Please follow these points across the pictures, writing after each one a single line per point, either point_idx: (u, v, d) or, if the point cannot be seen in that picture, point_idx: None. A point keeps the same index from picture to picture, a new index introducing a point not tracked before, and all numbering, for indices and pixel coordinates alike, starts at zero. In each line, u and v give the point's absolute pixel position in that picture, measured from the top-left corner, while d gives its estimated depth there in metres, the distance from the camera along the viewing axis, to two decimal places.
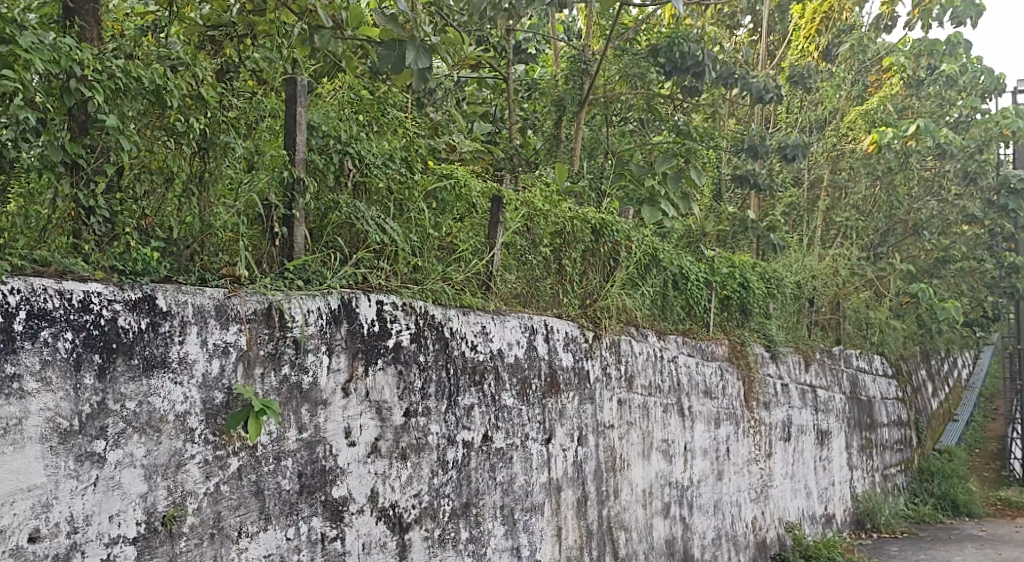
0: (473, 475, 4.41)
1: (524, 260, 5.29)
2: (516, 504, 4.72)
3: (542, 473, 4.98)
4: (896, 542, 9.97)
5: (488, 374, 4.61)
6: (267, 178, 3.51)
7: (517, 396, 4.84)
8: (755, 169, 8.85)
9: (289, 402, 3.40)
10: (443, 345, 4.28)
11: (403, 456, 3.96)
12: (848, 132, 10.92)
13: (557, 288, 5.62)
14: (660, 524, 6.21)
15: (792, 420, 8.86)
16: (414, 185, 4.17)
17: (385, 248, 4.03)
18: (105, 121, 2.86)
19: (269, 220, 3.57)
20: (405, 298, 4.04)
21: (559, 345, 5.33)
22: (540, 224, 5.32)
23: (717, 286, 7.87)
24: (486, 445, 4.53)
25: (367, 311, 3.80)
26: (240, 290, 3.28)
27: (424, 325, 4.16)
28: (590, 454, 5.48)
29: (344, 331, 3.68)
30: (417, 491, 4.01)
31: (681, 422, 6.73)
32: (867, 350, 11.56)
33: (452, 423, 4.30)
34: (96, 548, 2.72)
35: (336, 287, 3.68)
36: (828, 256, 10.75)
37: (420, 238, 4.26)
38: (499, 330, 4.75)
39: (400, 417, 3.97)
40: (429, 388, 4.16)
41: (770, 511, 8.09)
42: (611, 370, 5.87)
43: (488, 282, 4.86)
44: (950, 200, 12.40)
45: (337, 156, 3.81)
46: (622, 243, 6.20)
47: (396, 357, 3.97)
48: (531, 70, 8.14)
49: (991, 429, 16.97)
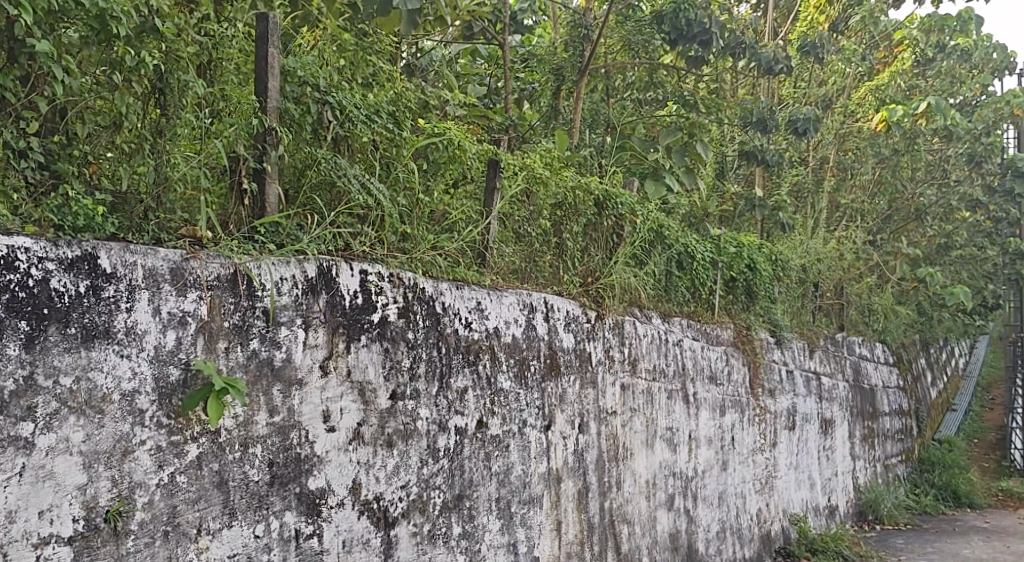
0: (466, 465, 4.01)
1: (521, 233, 4.88)
2: (514, 496, 4.33)
3: (542, 462, 4.59)
4: (901, 534, 9.64)
5: (483, 354, 4.21)
6: (234, 128, 3.07)
7: (515, 379, 4.44)
8: (762, 144, 8.36)
9: (258, 382, 2.98)
10: (434, 322, 3.87)
11: (389, 444, 3.55)
12: (857, 109, 10.42)
13: (557, 264, 5.21)
14: (663, 517, 5.83)
15: (797, 408, 8.49)
16: (404, 144, 3.75)
17: (370, 213, 3.61)
18: (34, 46, 2.45)
19: (237, 175, 3.14)
20: (391, 269, 3.63)
21: (559, 324, 4.93)
22: (540, 193, 4.91)
23: (724, 266, 7.46)
24: (481, 432, 4.14)
25: (350, 282, 3.39)
26: (200, 252, 2.85)
27: (414, 299, 3.75)
28: (591, 443, 5.08)
29: (323, 304, 3.27)
30: (405, 482, 3.61)
31: (686, 408, 6.35)
32: (869, 337, 11.22)
33: (444, 407, 3.90)
34: (23, 550, 2.32)
35: (315, 253, 3.26)
36: (833, 239, 10.35)
37: (410, 204, 3.84)
38: (496, 306, 4.36)
39: (386, 400, 3.56)
40: (419, 368, 3.76)
41: (775, 503, 7.73)
42: (614, 352, 5.48)
43: (484, 254, 4.45)
44: (955, 183, 12.02)
45: (316, 105, 3.37)
46: (627, 217, 5.79)
47: (382, 333, 3.56)
48: (527, 39, 7.66)
49: (990, 418, 16.62)
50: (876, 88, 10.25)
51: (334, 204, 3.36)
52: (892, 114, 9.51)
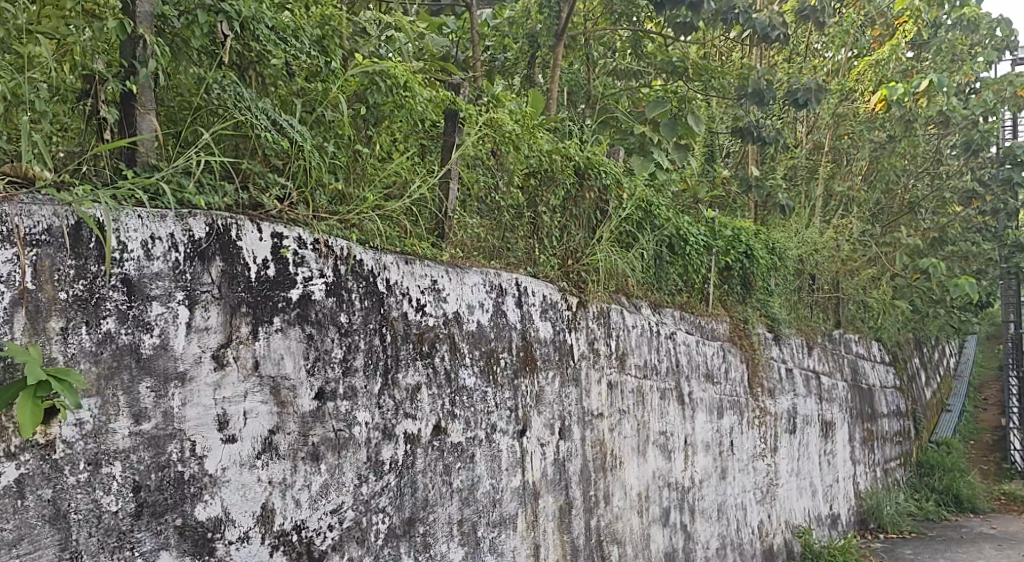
0: (420, 482, 3.22)
1: (487, 204, 4.11)
2: (481, 517, 3.56)
3: (515, 476, 3.82)
4: (907, 544, 8.92)
5: (440, 344, 3.43)
6: (89, 39, 2.35)
7: (480, 374, 3.66)
8: (757, 120, 7.54)
9: (116, 375, 2.24)
10: (376, 302, 3.09)
11: (316, 457, 2.76)
12: (855, 85, 9.75)
13: (532, 241, 4.45)
14: (658, 535, 5.05)
15: (797, 408, 7.75)
16: (332, 77, 3.00)
17: (289, 163, 2.85)
18: None
19: (92, 101, 2.37)
20: (318, 234, 2.85)
21: (534, 312, 4.18)
22: (512, 156, 4.16)
23: (718, 252, 6.68)
24: (439, 439, 3.35)
25: (256, 247, 2.60)
26: (18, 195, 2.13)
27: (347, 274, 2.96)
28: (575, 450, 4.31)
29: (217, 275, 2.48)
30: (336, 505, 2.82)
31: (681, 410, 5.58)
32: (865, 334, 10.51)
33: (390, 410, 3.10)
34: None
35: (202, 206, 2.47)
36: (828, 229, 9.56)
37: (343, 155, 3.09)
38: (456, 287, 3.59)
39: (311, 401, 2.76)
40: (356, 360, 2.96)
41: (777, 514, 6.98)
42: (599, 345, 4.71)
43: (443, 224, 3.69)
44: (948, 176, 10.82)
45: (205, 13, 2.53)
46: (613, 190, 5.02)
47: (306, 315, 2.76)
48: (499, 12, 6.79)
49: (987, 417, 15.85)
50: (876, 64, 9.58)
51: (217, 127, 2.56)
52: (891, 91, 8.81)
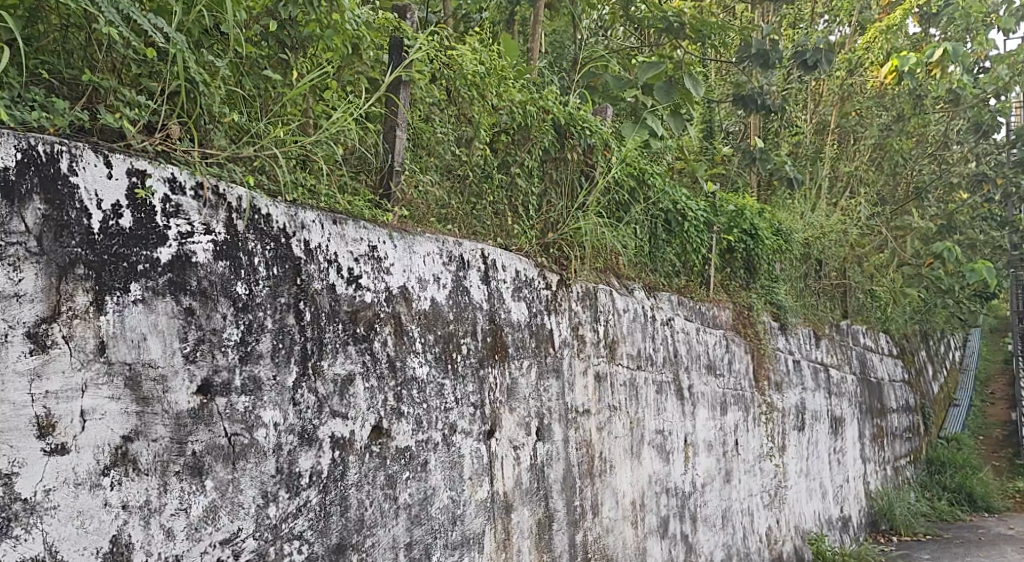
0: (353, 498, 2.52)
1: (449, 161, 3.42)
2: (437, 537, 2.87)
3: (482, 485, 3.14)
4: (924, 547, 8.25)
5: (383, 326, 2.73)
6: None
7: (436, 364, 2.97)
8: (761, 85, 6.81)
9: None
10: (292, 269, 2.40)
11: (196, 472, 2.10)
12: (864, 55, 8.73)
13: (505, 207, 3.75)
14: (655, 548, 4.37)
15: (806, 404, 7.07)
16: None
17: (164, 84, 2.20)
18: None
19: None
20: (201, 177, 2.21)
21: (506, 289, 3.49)
22: (476, 104, 3.46)
23: (720, 229, 5.98)
24: (380, 445, 2.65)
25: (101, 186, 2.00)
26: None
27: (246, 231, 2.28)
28: (557, 453, 3.62)
29: (35, 221, 1.90)
30: (230, 534, 2.15)
31: (680, 406, 4.90)
32: (875, 326, 9.73)
33: (310, 409, 2.40)
34: None
35: (12, 125, 1.90)
36: (837, 211, 8.80)
37: (244, 82, 2.43)
38: (405, 257, 2.90)
39: (189, 398, 2.11)
40: (262, 343, 2.28)
41: (786, 520, 6.29)
42: (585, 331, 4.03)
43: (388, 179, 3.04)
44: (953, 162, 9.84)
45: None
46: (600, 151, 4.30)
47: (181, 282, 2.11)
48: None
49: (997, 412, 15.13)
50: (886, 31, 8.48)
51: None
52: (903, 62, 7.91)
